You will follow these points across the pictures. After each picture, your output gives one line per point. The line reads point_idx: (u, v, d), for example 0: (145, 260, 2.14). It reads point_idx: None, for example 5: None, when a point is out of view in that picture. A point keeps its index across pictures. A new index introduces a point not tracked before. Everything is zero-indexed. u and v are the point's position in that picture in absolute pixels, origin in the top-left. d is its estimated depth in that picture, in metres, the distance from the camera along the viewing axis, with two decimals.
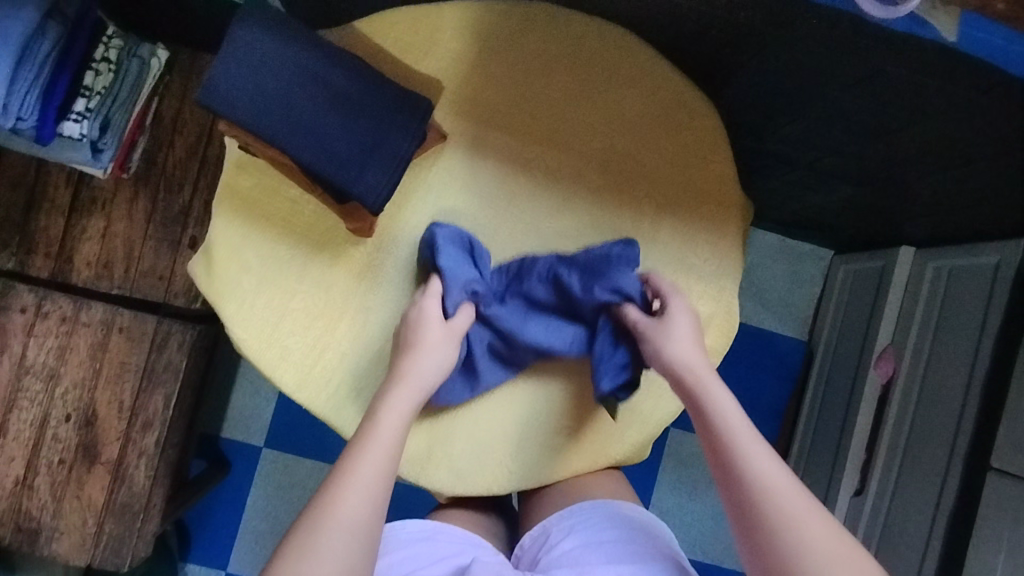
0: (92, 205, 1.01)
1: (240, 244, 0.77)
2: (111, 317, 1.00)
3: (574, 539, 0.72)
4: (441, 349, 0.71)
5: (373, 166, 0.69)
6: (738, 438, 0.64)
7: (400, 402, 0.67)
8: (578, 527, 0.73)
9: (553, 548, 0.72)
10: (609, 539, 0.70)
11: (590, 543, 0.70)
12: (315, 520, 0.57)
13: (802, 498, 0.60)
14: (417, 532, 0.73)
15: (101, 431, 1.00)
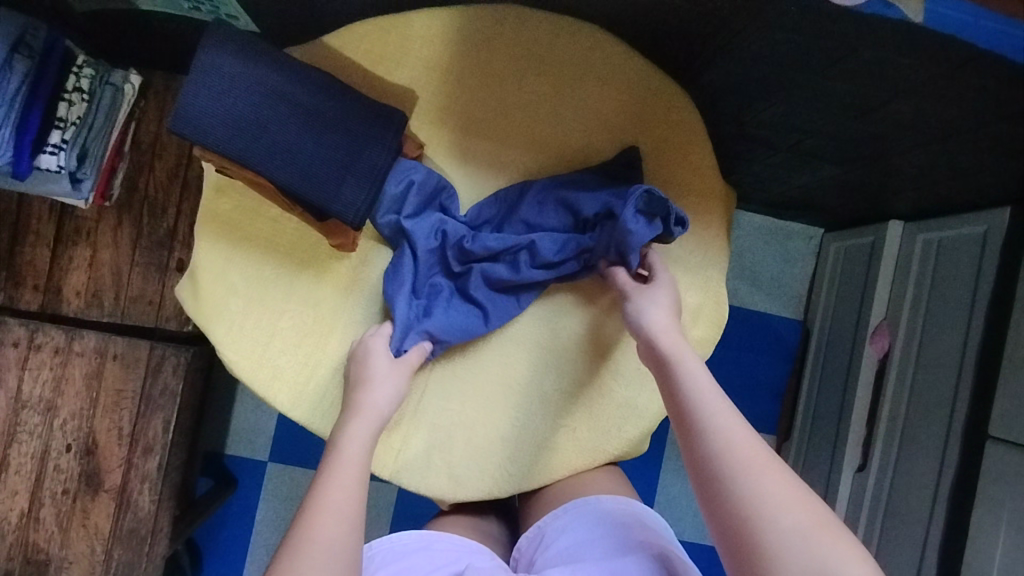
0: (76, 234, 1.01)
1: (225, 266, 0.77)
2: (104, 345, 1.00)
3: (567, 538, 0.72)
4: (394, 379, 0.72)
5: (351, 179, 0.68)
6: (691, 376, 0.65)
7: (359, 431, 0.67)
8: (570, 526, 0.73)
9: (548, 549, 0.73)
10: (600, 536, 0.70)
11: (582, 541, 0.71)
12: (304, 517, 0.58)
13: (747, 432, 0.59)
14: (414, 543, 0.74)
15: (102, 459, 1.00)
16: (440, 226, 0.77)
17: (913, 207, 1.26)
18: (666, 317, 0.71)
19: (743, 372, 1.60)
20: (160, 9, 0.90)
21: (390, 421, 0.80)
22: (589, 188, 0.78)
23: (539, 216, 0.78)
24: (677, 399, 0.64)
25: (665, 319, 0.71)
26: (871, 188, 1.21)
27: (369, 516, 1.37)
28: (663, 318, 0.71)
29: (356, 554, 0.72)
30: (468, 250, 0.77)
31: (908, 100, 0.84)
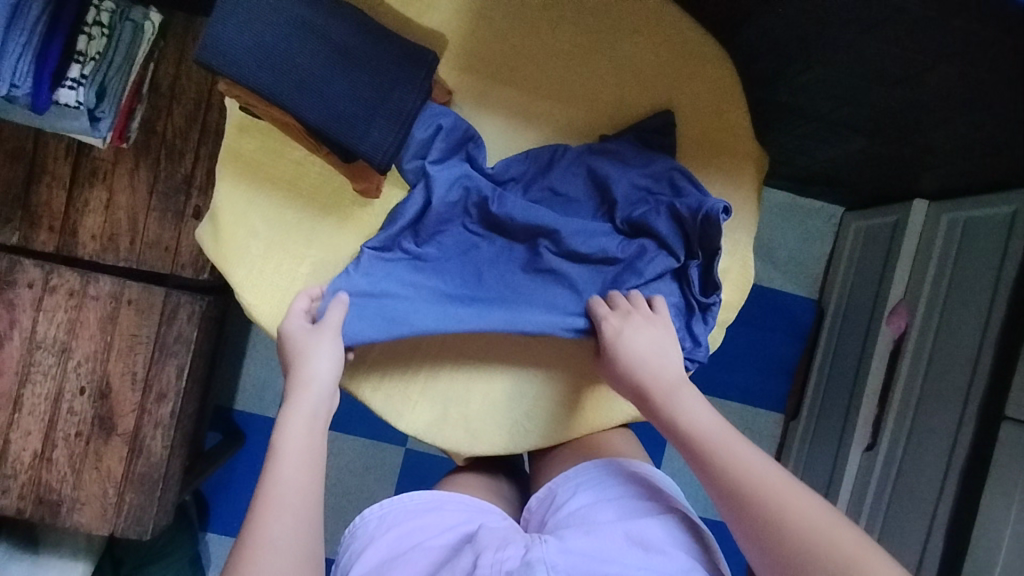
0: (92, 176, 0.99)
1: (247, 208, 0.75)
2: (119, 290, 0.99)
3: (580, 499, 0.71)
4: (330, 346, 0.68)
5: (380, 119, 0.67)
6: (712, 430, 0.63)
7: (300, 408, 0.64)
8: (583, 488, 0.73)
9: (561, 510, 0.72)
10: (611, 498, 0.70)
11: (594, 502, 0.70)
12: (252, 515, 0.57)
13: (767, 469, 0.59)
14: (425, 503, 0.73)
15: (115, 403, 1.00)
16: (465, 179, 0.75)
17: (939, 187, 1.24)
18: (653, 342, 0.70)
19: (753, 349, 1.60)
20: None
21: (411, 373, 0.79)
22: (622, 159, 0.76)
23: (568, 184, 0.77)
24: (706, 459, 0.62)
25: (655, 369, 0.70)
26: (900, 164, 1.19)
27: (377, 476, 1.39)
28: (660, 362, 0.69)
29: (367, 512, 0.72)
30: (490, 210, 0.74)
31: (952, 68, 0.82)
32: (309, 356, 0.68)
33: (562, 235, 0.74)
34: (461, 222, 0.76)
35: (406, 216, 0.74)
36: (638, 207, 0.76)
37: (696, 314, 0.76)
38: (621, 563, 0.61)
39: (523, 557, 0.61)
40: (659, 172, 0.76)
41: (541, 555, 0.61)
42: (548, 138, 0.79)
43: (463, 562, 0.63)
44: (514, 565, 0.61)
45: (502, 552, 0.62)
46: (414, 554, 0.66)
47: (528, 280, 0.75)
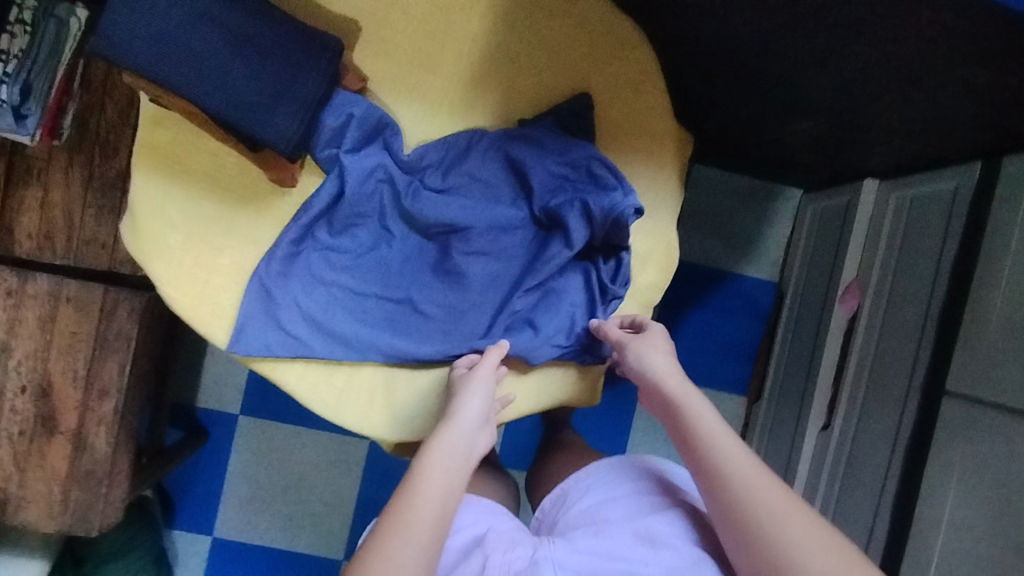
0: (27, 175, 0.99)
1: (164, 201, 0.75)
2: (57, 288, 0.99)
3: (587, 498, 0.75)
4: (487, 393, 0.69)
5: (284, 105, 0.67)
6: (764, 493, 0.60)
7: (445, 448, 0.63)
8: (594, 485, 0.76)
9: (571, 508, 0.76)
10: (620, 495, 0.73)
11: (603, 500, 0.74)
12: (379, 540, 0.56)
13: (783, 493, 0.60)
14: None
15: (58, 401, 1.00)
16: (378, 169, 0.75)
17: (885, 166, 1.25)
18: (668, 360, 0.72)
19: (714, 334, 1.60)
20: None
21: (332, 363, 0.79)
22: (537, 145, 0.77)
23: (486, 169, 0.78)
24: (753, 531, 0.58)
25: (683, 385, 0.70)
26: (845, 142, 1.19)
27: None
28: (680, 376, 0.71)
29: None
30: (405, 207, 0.76)
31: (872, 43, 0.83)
32: (466, 399, 0.68)
33: (471, 234, 0.77)
34: (378, 211, 0.77)
35: (322, 206, 0.76)
36: (552, 200, 0.77)
37: (603, 301, 0.80)
38: (628, 560, 0.64)
39: (530, 556, 0.65)
40: (577, 162, 0.77)
41: (548, 554, 0.65)
42: (467, 122, 0.79)
43: (473, 565, 0.65)
44: (522, 566, 0.64)
45: (511, 554, 0.65)
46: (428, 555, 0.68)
47: (441, 277, 0.78)
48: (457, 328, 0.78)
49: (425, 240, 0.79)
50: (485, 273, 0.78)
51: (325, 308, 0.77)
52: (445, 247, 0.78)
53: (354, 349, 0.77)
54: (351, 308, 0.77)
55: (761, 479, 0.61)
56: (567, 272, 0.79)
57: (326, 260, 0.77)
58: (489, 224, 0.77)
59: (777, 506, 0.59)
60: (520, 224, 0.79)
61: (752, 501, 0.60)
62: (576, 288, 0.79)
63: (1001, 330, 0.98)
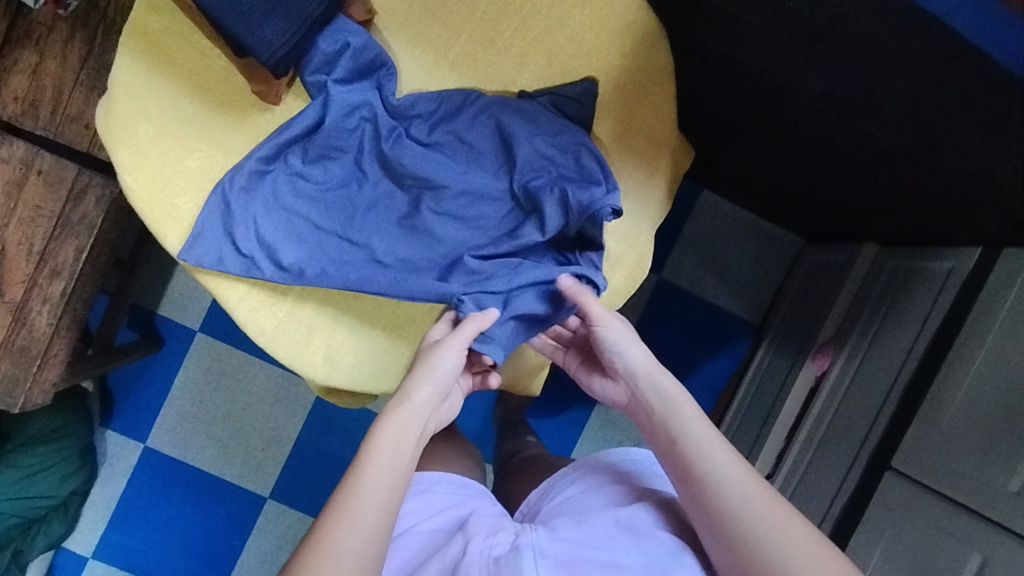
0: (26, 38, 0.97)
1: (143, 88, 0.73)
2: (31, 158, 0.98)
3: (574, 491, 0.74)
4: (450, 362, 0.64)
5: (278, 15, 0.64)
6: (758, 510, 0.58)
7: (393, 427, 0.60)
8: (578, 479, 0.75)
9: (556, 499, 0.75)
10: (605, 486, 0.72)
11: (587, 492, 0.73)
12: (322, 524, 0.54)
13: (752, 478, 0.60)
14: (416, 485, 0.74)
15: (8, 271, 0.99)
16: (365, 106, 0.73)
17: (888, 234, 1.22)
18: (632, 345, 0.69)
19: (686, 362, 1.58)
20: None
21: (279, 291, 0.77)
22: (530, 122, 0.75)
23: (475, 133, 0.75)
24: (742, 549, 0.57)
25: (668, 386, 0.66)
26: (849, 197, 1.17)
27: None
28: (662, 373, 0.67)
29: None
30: (384, 151, 0.74)
31: (891, 99, 0.80)
32: (422, 374, 0.63)
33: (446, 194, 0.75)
34: (357, 150, 0.75)
35: (300, 131, 0.73)
36: (533, 181, 0.74)
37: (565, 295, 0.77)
38: (611, 550, 0.62)
39: (512, 542, 0.63)
40: (568, 148, 0.75)
41: (529, 541, 0.63)
42: (466, 82, 0.77)
43: (451, 547, 0.64)
44: (504, 550, 0.62)
45: (492, 539, 0.64)
46: (409, 538, 0.68)
47: (404, 232, 0.76)
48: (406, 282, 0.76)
49: (397, 191, 0.76)
50: (451, 238, 0.75)
51: (282, 235, 0.74)
52: (416, 202, 0.76)
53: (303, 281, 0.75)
54: (307, 240, 0.75)
55: (755, 492, 0.59)
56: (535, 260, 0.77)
57: (293, 187, 0.75)
58: (466, 190, 0.75)
59: (770, 518, 0.57)
60: (498, 198, 0.76)
61: (743, 517, 0.58)
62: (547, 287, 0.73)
63: (958, 416, 0.96)
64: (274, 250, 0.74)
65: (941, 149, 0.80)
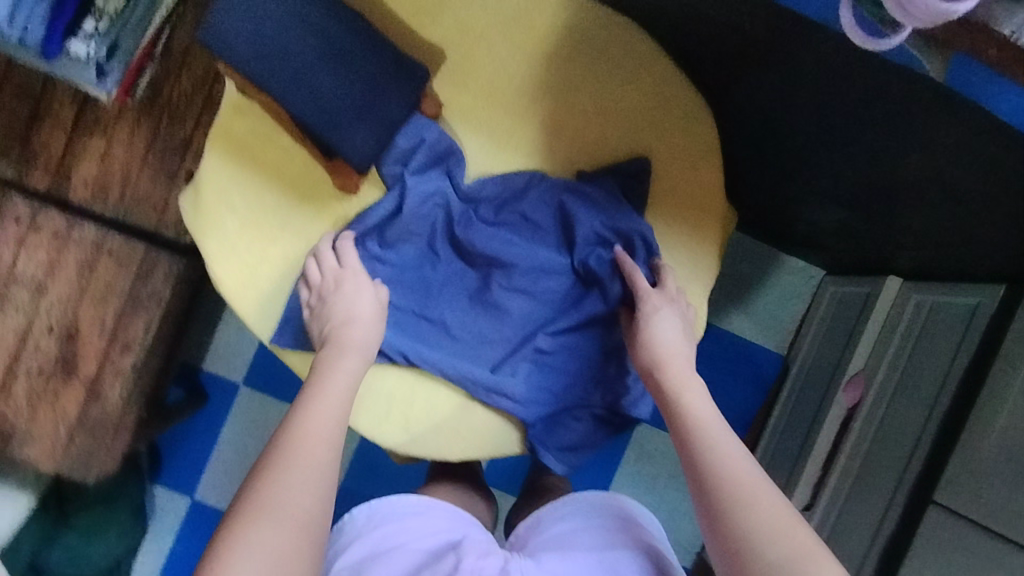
0: (94, 126, 1.02)
1: (230, 185, 0.79)
2: (102, 239, 1.03)
3: (562, 524, 0.78)
4: (376, 317, 0.76)
5: (363, 124, 0.70)
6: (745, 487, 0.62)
7: (339, 374, 0.70)
8: (569, 513, 0.79)
9: (543, 534, 0.79)
10: (593, 525, 0.76)
11: (575, 529, 0.76)
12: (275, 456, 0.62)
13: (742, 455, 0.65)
14: (409, 506, 0.77)
15: (81, 347, 1.03)
16: (438, 195, 0.79)
17: (911, 268, 1.28)
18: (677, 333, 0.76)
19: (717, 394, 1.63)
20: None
21: None
22: (592, 202, 0.80)
23: (538, 213, 0.81)
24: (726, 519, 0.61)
25: (682, 374, 0.73)
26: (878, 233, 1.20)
27: None
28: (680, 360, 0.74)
29: (358, 509, 0.75)
30: (456, 235, 0.79)
31: (923, 163, 0.85)
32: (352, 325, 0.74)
33: (514, 272, 0.80)
34: (429, 233, 0.80)
35: (377, 219, 0.79)
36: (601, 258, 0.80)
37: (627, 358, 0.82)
38: None
39: (502, 566, 0.72)
40: (634, 227, 0.80)
41: (518, 566, 0.72)
42: (527, 165, 0.82)
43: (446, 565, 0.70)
44: (493, 573, 0.71)
45: (483, 560, 0.72)
46: (396, 556, 0.72)
47: (475, 307, 0.81)
48: (476, 352, 0.81)
49: (471, 268, 0.81)
50: (520, 311, 0.80)
51: None
52: (486, 279, 0.81)
53: (383, 357, 0.80)
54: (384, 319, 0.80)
55: (745, 471, 0.63)
56: (598, 331, 0.82)
57: (373, 270, 0.79)
58: (532, 267, 0.80)
59: (753, 491, 0.61)
60: (562, 274, 0.81)
61: (733, 496, 0.61)
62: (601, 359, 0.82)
63: None
64: None
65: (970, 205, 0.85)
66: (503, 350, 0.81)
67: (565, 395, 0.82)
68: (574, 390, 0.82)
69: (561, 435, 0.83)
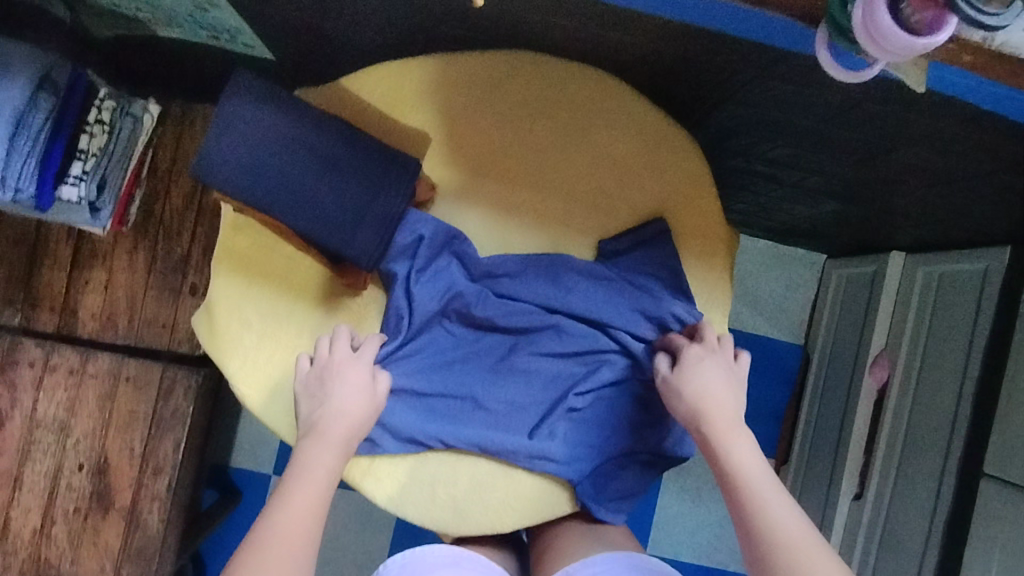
0: (93, 258, 1.03)
1: (241, 302, 0.79)
2: (118, 367, 1.02)
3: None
4: (358, 377, 0.75)
5: (366, 228, 0.70)
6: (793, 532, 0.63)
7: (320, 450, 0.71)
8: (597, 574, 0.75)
9: None
10: None
11: None
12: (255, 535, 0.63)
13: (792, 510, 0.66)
14: (444, 557, 0.78)
15: (113, 478, 1.02)
16: (447, 275, 0.79)
17: (914, 239, 1.29)
18: (720, 377, 0.75)
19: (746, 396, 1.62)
20: (185, 37, 0.95)
21: (396, 458, 0.81)
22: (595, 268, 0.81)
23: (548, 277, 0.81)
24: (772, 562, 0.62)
25: (725, 423, 0.73)
26: (874, 208, 1.20)
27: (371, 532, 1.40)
28: (727, 405, 0.73)
29: (391, 559, 0.78)
30: (472, 312, 0.80)
31: (909, 150, 0.86)
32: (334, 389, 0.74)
33: (535, 338, 0.81)
34: (443, 314, 0.80)
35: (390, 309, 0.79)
36: (623, 310, 0.81)
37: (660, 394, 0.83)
38: None
39: None
40: (650, 274, 0.82)
41: None
42: (529, 226, 0.83)
43: None
44: None
45: None
46: None
47: (502, 376, 0.81)
48: (511, 421, 0.81)
49: (494, 340, 0.82)
50: (547, 374, 0.81)
51: (392, 405, 0.79)
52: (508, 348, 0.81)
53: (420, 442, 0.80)
54: (415, 405, 0.80)
55: (790, 519, 0.64)
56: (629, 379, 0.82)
57: (397, 360, 0.80)
58: (551, 330, 0.81)
59: (804, 546, 0.62)
60: (583, 330, 0.81)
61: (783, 549, 0.62)
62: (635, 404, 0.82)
63: None
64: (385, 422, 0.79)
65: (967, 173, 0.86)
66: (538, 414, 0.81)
67: (607, 446, 0.82)
68: (614, 440, 0.82)
69: (610, 485, 0.82)
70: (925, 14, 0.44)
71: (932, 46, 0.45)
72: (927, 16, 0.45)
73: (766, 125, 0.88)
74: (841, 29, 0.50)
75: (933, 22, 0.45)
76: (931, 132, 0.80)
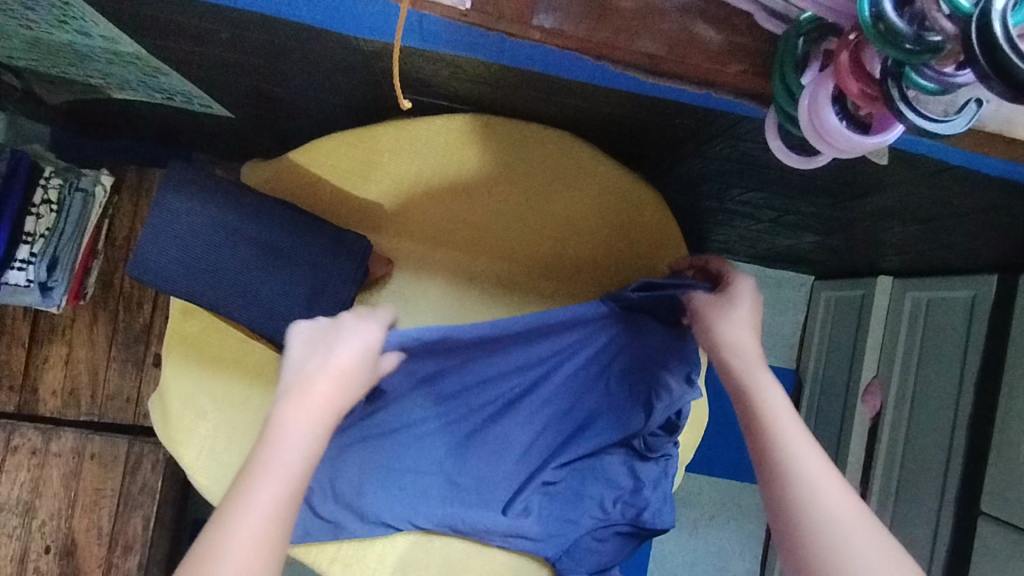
0: (52, 333, 1.00)
1: (194, 389, 0.76)
2: (81, 444, 0.99)
3: None
4: (357, 341, 0.57)
5: (314, 312, 0.71)
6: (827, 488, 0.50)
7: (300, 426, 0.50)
8: None
9: None
10: None
11: None
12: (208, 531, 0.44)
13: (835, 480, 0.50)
14: None
15: (82, 560, 0.99)
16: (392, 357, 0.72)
17: (900, 265, 1.18)
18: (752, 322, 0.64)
19: None
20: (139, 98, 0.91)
21: (366, 540, 0.78)
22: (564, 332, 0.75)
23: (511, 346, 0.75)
24: (797, 534, 0.49)
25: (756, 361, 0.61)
26: (854, 242, 1.11)
27: None
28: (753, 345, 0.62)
29: None
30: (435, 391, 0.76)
31: (885, 190, 0.81)
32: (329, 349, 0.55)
33: (503, 410, 0.78)
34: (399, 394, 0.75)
35: None
36: (595, 379, 0.78)
37: (638, 458, 0.80)
38: None
39: None
40: (622, 341, 0.76)
41: None
42: (490, 294, 0.84)
43: None
44: None
45: None
46: None
47: (472, 453, 0.78)
48: (482, 497, 0.78)
49: (464, 413, 0.78)
50: (516, 447, 0.79)
51: (358, 490, 0.76)
52: (474, 422, 0.78)
53: (391, 524, 0.77)
54: (379, 491, 0.76)
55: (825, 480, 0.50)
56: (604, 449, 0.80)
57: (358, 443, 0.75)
58: (520, 402, 0.78)
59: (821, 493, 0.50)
60: (553, 401, 0.78)
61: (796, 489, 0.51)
62: (612, 470, 0.80)
63: None
64: (351, 510, 0.76)
65: (949, 202, 0.80)
66: (513, 487, 0.79)
67: (584, 518, 0.79)
68: (591, 511, 0.79)
69: (592, 559, 0.79)
70: (869, 110, 0.43)
71: (875, 143, 0.43)
72: (875, 112, 0.43)
73: (733, 173, 0.85)
74: (787, 114, 0.47)
75: (881, 118, 0.43)
76: (908, 171, 0.73)
